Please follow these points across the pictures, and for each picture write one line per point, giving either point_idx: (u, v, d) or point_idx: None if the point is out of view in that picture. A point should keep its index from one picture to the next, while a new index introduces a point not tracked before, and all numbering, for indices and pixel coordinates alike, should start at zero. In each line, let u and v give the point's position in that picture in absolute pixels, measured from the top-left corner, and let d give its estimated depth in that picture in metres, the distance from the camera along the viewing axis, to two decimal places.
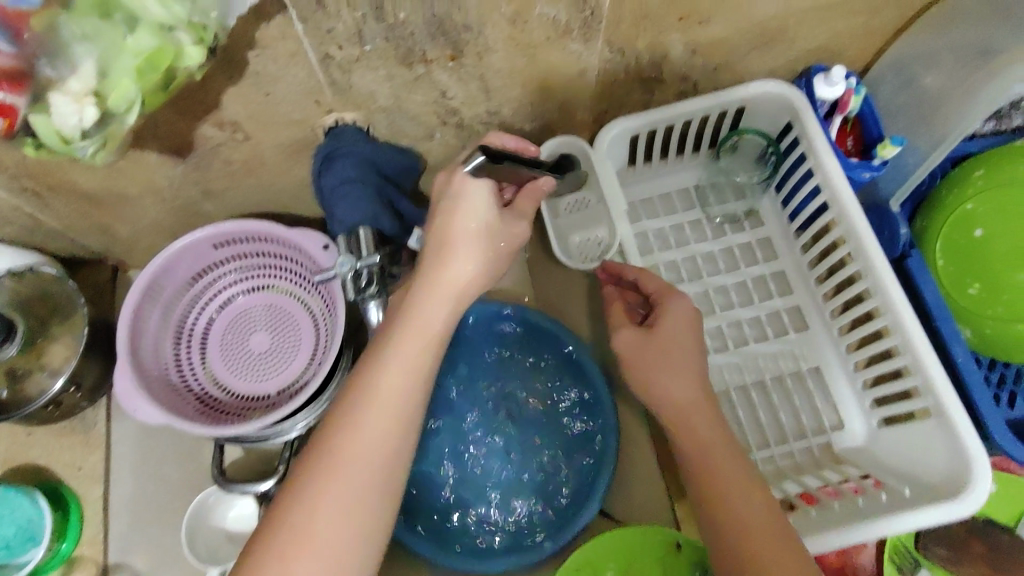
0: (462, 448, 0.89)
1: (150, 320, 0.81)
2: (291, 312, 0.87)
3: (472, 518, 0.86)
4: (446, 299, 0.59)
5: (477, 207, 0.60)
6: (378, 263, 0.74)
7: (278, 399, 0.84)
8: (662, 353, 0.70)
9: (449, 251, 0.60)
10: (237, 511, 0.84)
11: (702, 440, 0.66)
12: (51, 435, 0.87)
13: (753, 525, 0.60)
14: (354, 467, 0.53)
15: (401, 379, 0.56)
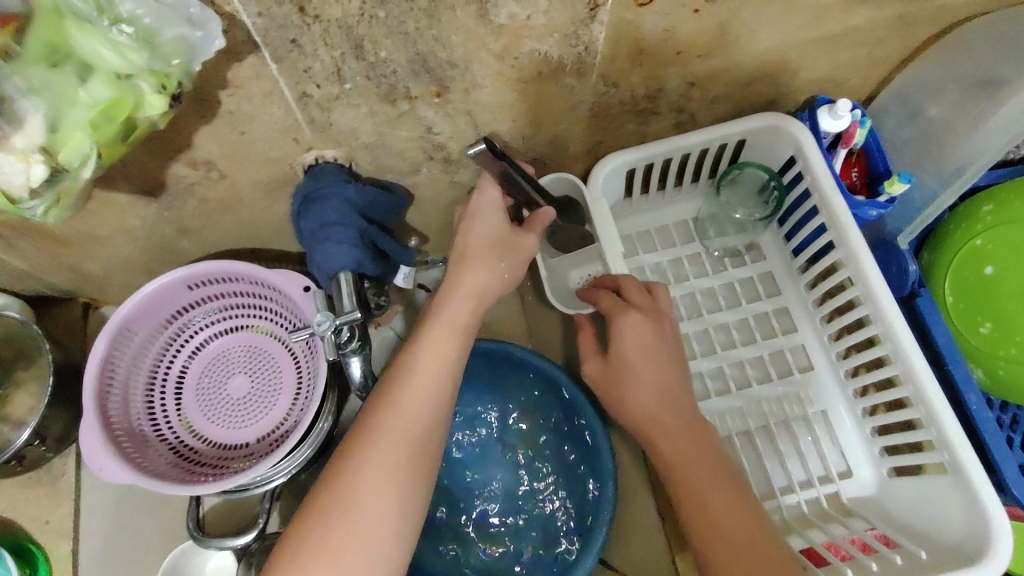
0: (464, 493, 0.89)
1: (121, 368, 0.77)
2: (272, 355, 0.83)
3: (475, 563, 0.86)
4: (469, 296, 0.64)
5: (489, 221, 0.67)
6: (360, 318, 0.69)
7: (258, 447, 0.80)
8: (626, 367, 0.70)
9: (470, 256, 0.65)
10: (217, 562, 0.81)
11: (679, 447, 0.66)
12: (16, 486, 0.82)
13: (728, 523, 0.62)
14: (390, 445, 0.56)
15: (433, 367, 0.60)
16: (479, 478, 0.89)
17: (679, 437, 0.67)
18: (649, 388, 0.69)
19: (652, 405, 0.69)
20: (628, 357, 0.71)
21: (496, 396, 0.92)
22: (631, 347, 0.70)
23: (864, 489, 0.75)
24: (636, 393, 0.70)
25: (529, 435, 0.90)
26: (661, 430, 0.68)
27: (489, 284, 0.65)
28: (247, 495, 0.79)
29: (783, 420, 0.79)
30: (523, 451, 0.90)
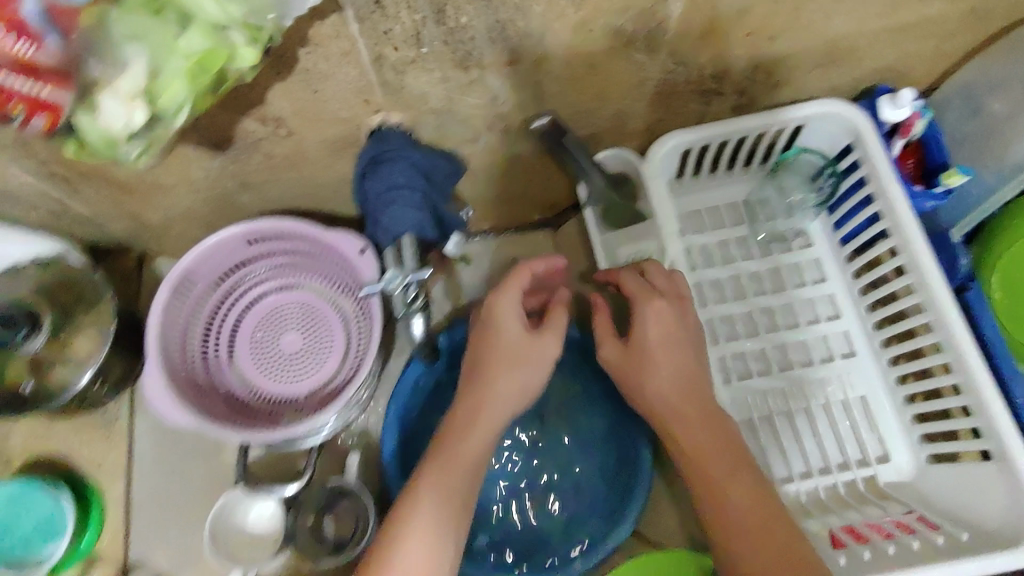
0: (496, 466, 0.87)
1: (181, 316, 0.79)
2: (324, 314, 0.85)
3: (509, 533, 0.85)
4: (481, 432, 0.66)
5: (502, 335, 0.68)
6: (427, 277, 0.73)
7: (307, 403, 0.82)
8: (647, 359, 0.70)
9: (483, 385, 0.67)
10: (257, 513, 0.81)
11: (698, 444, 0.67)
12: (72, 425, 0.84)
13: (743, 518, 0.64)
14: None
15: (440, 506, 0.62)
16: (516, 449, 0.87)
17: (701, 429, 0.68)
18: (670, 376, 0.69)
19: (680, 399, 0.69)
20: (646, 347, 0.71)
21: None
22: (645, 328, 0.71)
23: (901, 475, 0.76)
24: (656, 379, 0.69)
25: (568, 407, 0.90)
26: (681, 421, 0.68)
27: (496, 411, 0.67)
28: (295, 448, 0.83)
29: (825, 403, 0.80)
30: (558, 424, 0.89)
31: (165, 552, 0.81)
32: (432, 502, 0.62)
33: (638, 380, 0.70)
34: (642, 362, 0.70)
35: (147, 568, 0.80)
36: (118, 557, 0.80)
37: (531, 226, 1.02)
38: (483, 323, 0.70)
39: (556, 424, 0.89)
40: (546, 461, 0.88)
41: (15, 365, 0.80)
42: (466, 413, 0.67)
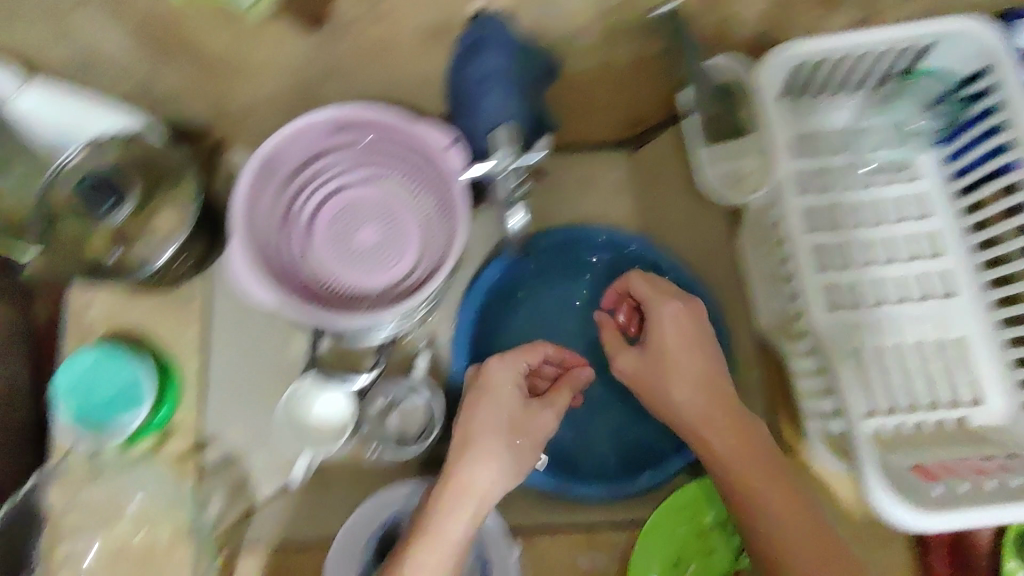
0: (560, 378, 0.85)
1: (263, 198, 0.77)
2: (401, 211, 0.83)
3: (569, 443, 0.82)
4: (487, 465, 0.65)
5: (502, 404, 0.69)
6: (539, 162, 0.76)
7: (382, 298, 0.81)
8: (667, 368, 0.72)
9: (478, 439, 0.67)
10: (320, 407, 0.82)
11: (732, 458, 0.69)
12: (150, 304, 0.85)
13: (794, 533, 0.65)
14: None
15: (455, 530, 0.63)
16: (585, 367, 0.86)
17: (735, 436, 0.70)
18: (693, 389, 0.71)
19: (706, 407, 0.70)
20: (662, 347, 0.72)
21: (599, 286, 0.88)
22: (659, 338, 0.73)
23: (993, 418, 0.73)
24: (680, 391, 0.71)
25: None
26: (712, 426, 0.70)
27: (489, 472, 0.65)
28: (365, 342, 0.82)
29: (914, 342, 0.77)
30: None
31: (238, 430, 0.83)
32: (447, 530, 0.63)
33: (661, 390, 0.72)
34: (666, 368, 0.72)
35: (221, 443, 0.82)
36: (193, 431, 0.82)
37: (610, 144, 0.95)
38: (479, 385, 0.71)
39: None
40: (612, 382, 0.84)
41: (97, 238, 0.80)
42: (481, 441, 0.66)
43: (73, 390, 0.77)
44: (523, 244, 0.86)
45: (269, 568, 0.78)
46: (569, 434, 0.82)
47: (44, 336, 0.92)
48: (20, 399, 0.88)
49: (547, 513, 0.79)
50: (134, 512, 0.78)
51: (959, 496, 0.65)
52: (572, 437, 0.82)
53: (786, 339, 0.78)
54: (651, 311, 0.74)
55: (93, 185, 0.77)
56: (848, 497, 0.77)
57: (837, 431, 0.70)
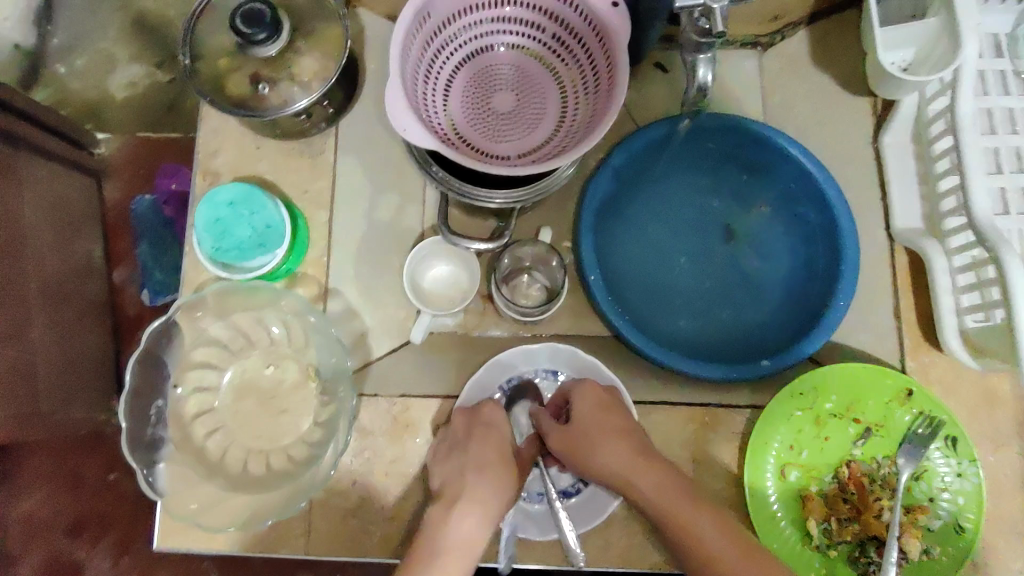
0: (673, 273, 0.86)
1: (414, 44, 0.75)
2: (538, 79, 0.83)
3: (680, 331, 0.83)
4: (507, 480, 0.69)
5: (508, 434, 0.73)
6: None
7: (519, 160, 0.80)
8: (587, 433, 0.70)
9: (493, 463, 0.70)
10: (435, 274, 0.85)
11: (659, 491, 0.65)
12: (278, 153, 0.86)
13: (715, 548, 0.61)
14: None
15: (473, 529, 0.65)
16: (697, 264, 0.87)
17: (658, 480, 0.66)
18: (616, 442, 0.69)
19: (632, 459, 0.68)
20: (582, 416, 0.71)
21: (720, 184, 0.88)
22: (580, 407, 0.72)
23: None
24: (603, 446, 0.69)
25: (757, 227, 0.87)
26: (638, 475, 0.67)
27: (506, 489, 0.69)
28: (480, 205, 0.79)
29: None
30: (745, 245, 0.87)
31: (358, 287, 0.84)
32: (467, 528, 0.65)
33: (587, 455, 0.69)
34: (585, 440, 0.70)
35: (342, 297, 0.84)
36: (320, 280, 0.84)
37: (744, 44, 0.91)
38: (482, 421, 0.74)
39: (743, 242, 0.87)
40: (727, 278, 0.86)
41: (237, 77, 0.80)
42: (489, 460, 0.70)
43: (212, 225, 0.78)
44: (692, 117, 0.80)
45: (391, 416, 0.80)
46: (680, 321, 0.84)
47: (113, 220, 1.16)
48: (93, 271, 1.11)
49: (654, 389, 0.79)
50: (265, 346, 0.80)
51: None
52: (683, 325, 0.84)
53: (931, 237, 0.76)
54: (572, 392, 0.74)
55: (250, 12, 0.73)
56: (972, 400, 0.76)
57: (975, 327, 0.72)
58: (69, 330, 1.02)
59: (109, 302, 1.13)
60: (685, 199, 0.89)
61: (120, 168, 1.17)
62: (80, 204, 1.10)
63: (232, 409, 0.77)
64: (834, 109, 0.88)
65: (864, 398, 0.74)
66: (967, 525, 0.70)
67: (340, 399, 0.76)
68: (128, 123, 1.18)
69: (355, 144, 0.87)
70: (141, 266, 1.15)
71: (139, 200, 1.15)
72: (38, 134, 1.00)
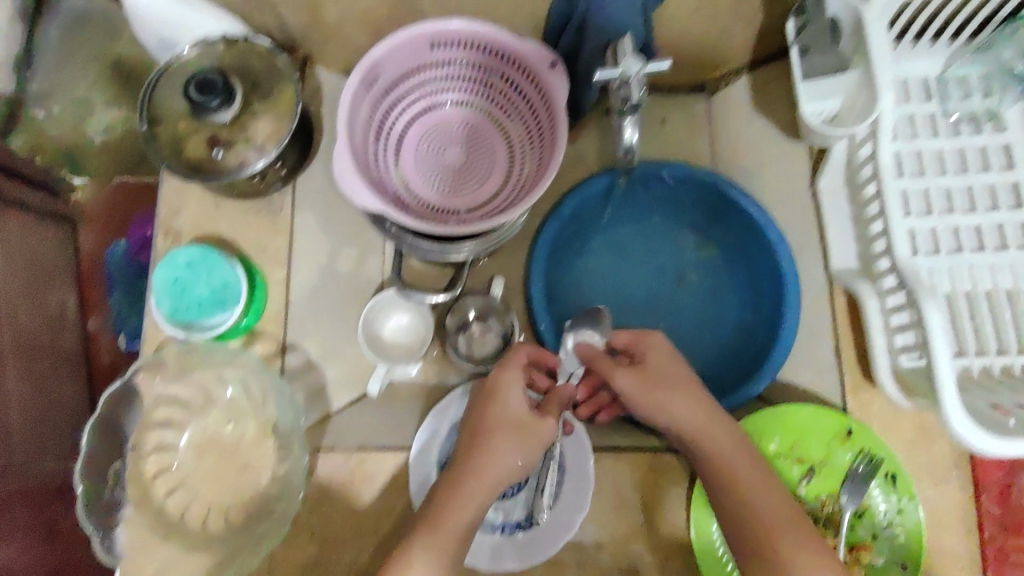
0: (625, 318, 0.89)
1: (363, 107, 0.77)
2: (487, 135, 0.86)
3: None
4: (512, 444, 0.64)
5: (520, 394, 0.68)
6: (667, 70, 0.58)
7: (469, 215, 0.83)
8: (658, 382, 0.68)
9: (500, 431, 0.65)
10: (394, 324, 0.87)
11: (724, 458, 0.64)
12: (238, 212, 0.87)
13: (771, 528, 0.60)
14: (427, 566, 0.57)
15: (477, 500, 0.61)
16: (647, 309, 0.89)
17: (722, 447, 0.65)
18: (684, 401, 0.67)
19: (700, 416, 0.66)
20: (657, 371, 0.69)
21: (668, 228, 0.91)
22: (652, 360, 0.70)
23: None
24: (674, 405, 0.66)
25: (706, 267, 0.91)
26: (705, 436, 0.65)
27: (502, 468, 0.63)
28: (448, 259, 0.83)
29: (990, 290, 0.78)
30: (694, 289, 0.90)
31: (316, 340, 0.86)
32: (463, 504, 0.60)
33: (655, 400, 0.67)
34: (653, 389, 0.67)
35: (300, 352, 0.85)
36: (277, 335, 0.85)
37: (685, 89, 0.97)
38: (491, 388, 0.69)
39: (691, 285, 0.90)
40: (676, 322, 0.89)
41: (196, 140, 0.81)
42: (503, 428, 0.65)
43: (170, 285, 0.79)
44: (628, 174, 0.83)
45: (348, 469, 0.81)
46: None
47: (86, 268, 1.17)
48: (69, 322, 1.11)
49: (606, 433, 0.82)
50: (223, 403, 0.81)
51: (1011, 427, 0.68)
52: None
53: (866, 279, 0.79)
54: (643, 345, 0.72)
55: (203, 80, 0.74)
56: (910, 435, 0.78)
57: (909, 366, 0.73)
58: (43, 385, 1.02)
59: (83, 352, 1.13)
60: (636, 244, 0.91)
61: (94, 219, 1.18)
62: (54, 256, 1.10)
63: (193, 466, 0.79)
64: (777, 151, 0.91)
65: (806, 440, 0.76)
66: (904, 562, 0.73)
67: (294, 456, 0.77)
68: (105, 170, 1.18)
69: (312, 199, 0.89)
70: (117, 315, 1.17)
71: (116, 249, 1.17)
72: (16, 188, 1.01)
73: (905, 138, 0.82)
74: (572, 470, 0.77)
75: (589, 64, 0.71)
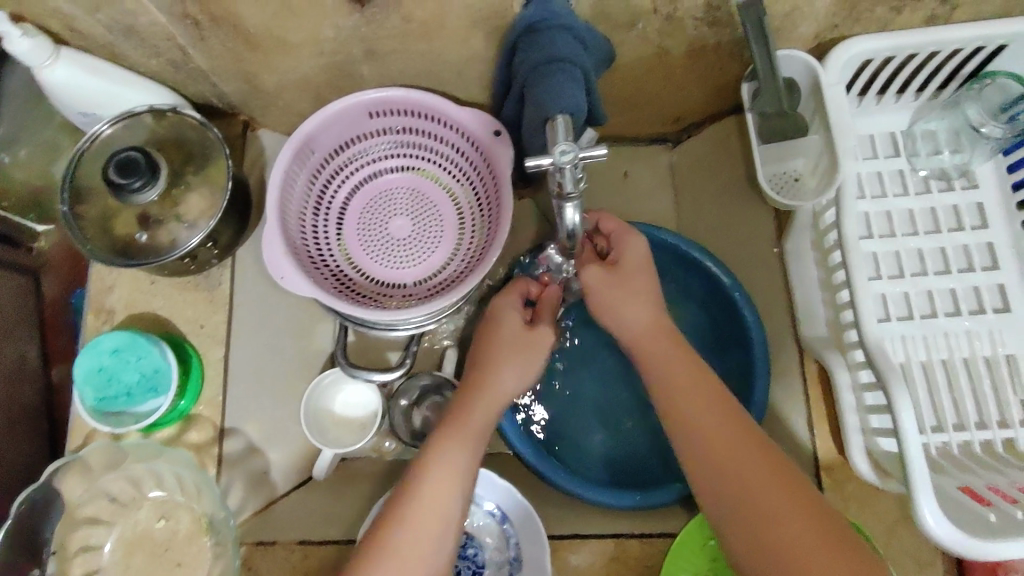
0: (586, 386, 0.84)
1: (298, 182, 0.74)
2: (435, 201, 0.80)
3: (592, 448, 0.81)
4: (510, 361, 0.64)
5: (507, 313, 0.67)
6: (604, 159, 0.55)
7: (417, 290, 0.78)
8: (618, 284, 0.65)
9: (495, 347, 0.65)
10: (343, 400, 0.83)
11: (666, 365, 0.62)
12: (174, 287, 0.82)
13: (724, 438, 0.57)
14: (439, 486, 0.57)
15: (481, 419, 0.62)
16: (609, 376, 0.84)
17: (666, 356, 0.62)
18: (640, 309, 0.64)
19: (650, 314, 0.64)
20: (629, 272, 0.65)
21: None
22: (629, 258, 0.66)
23: None
24: (631, 309, 0.65)
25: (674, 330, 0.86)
26: (651, 344, 0.64)
27: (504, 387, 0.63)
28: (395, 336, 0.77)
29: (968, 358, 0.73)
30: None
31: (256, 424, 0.81)
32: (473, 419, 0.61)
33: (610, 313, 0.65)
34: (610, 303, 0.65)
35: (239, 437, 0.80)
36: (215, 420, 0.80)
37: (648, 139, 0.94)
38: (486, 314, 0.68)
39: None
40: (643, 390, 0.83)
41: (124, 218, 0.76)
42: (501, 346, 0.65)
43: (95, 373, 0.74)
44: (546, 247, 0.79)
45: (290, 567, 0.72)
46: (592, 437, 0.82)
47: (49, 315, 0.97)
48: (27, 375, 0.92)
49: (567, 515, 0.76)
50: (154, 499, 0.75)
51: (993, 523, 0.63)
52: (595, 441, 0.81)
53: (836, 350, 0.74)
54: (620, 240, 0.67)
55: (126, 160, 0.70)
56: (888, 515, 0.73)
57: (885, 450, 0.69)
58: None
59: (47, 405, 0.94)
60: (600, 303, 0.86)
61: (63, 266, 0.98)
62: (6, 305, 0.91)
63: (120, 569, 0.73)
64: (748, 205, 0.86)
65: None
66: None
67: (226, 559, 0.71)
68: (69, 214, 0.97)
69: (254, 272, 0.84)
70: None
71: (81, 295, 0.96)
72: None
73: (873, 194, 0.78)
74: (529, 561, 0.74)
75: (530, 139, 0.68)
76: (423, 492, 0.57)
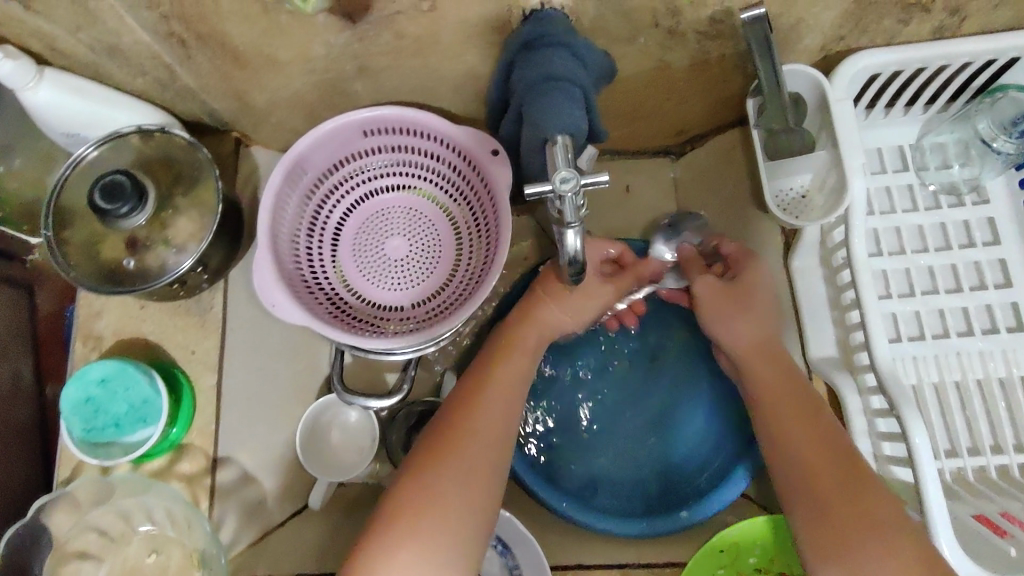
0: (588, 408, 0.81)
1: (289, 206, 0.71)
2: (431, 221, 0.77)
3: (596, 475, 0.79)
4: (568, 296, 0.72)
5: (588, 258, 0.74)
6: (605, 185, 0.54)
7: (414, 313, 0.75)
8: (735, 302, 0.70)
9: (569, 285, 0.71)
10: (339, 428, 0.79)
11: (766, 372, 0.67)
12: (164, 312, 0.80)
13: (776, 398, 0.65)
14: (496, 388, 0.64)
15: (531, 338, 0.70)
16: (612, 401, 0.81)
17: (767, 372, 0.67)
18: (749, 324, 0.69)
19: (758, 331, 0.69)
20: (742, 287, 0.70)
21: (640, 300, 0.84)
22: (745, 278, 0.71)
23: None
24: (735, 324, 0.69)
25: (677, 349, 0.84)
26: (759, 347, 0.69)
27: (552, 318, 0.71)
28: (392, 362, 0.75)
29: (983, 379, 0.71)
30: (673, 368, 0.82)
31: (251, 452, 0.79)
32: (526, 340, 0.70)
33: (722, 319, 0.70)
34: (708, 310, 0.71)
35: (233, 466, 0.78)
36: (207, 450, 0.78)
37: (651, 151, 0.91)
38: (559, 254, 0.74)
39: (669, 363, 0.82)
40: (646, 412, 0.81)
41: (110, 243, 0.74)
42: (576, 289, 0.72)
43: (82, 405, 0.72)
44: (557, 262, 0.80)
45: None
46: (595, 462, 0.79)
47: (45, 332, 0.93)
48: (21, 394, 0.89)
49: (571, 545, 0.74)
50: (144, 533, 0.73)
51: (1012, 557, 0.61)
52: (598, 467, 0.79)
53: (846, 371, 0.72)
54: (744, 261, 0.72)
55: (111, 184, 0.68)
56: None
57: (898, 476, 0.67)
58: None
59: (43, 424, 0.90)
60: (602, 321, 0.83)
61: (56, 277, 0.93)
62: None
63: None
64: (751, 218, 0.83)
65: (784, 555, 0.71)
66: None
67: None
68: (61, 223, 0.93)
69: (247, 295, 0.82)
70: None
71: (71, 311, 0.91)
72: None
73: (883, 210, 0.76)
74: None
75: (529, 161, 0.66)
76: (482, 405, 0.63)
